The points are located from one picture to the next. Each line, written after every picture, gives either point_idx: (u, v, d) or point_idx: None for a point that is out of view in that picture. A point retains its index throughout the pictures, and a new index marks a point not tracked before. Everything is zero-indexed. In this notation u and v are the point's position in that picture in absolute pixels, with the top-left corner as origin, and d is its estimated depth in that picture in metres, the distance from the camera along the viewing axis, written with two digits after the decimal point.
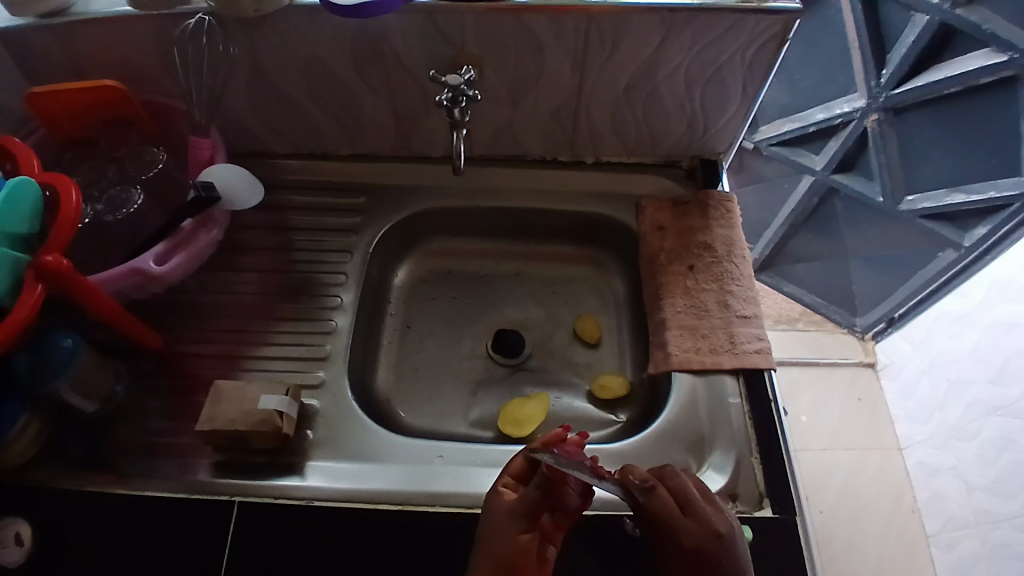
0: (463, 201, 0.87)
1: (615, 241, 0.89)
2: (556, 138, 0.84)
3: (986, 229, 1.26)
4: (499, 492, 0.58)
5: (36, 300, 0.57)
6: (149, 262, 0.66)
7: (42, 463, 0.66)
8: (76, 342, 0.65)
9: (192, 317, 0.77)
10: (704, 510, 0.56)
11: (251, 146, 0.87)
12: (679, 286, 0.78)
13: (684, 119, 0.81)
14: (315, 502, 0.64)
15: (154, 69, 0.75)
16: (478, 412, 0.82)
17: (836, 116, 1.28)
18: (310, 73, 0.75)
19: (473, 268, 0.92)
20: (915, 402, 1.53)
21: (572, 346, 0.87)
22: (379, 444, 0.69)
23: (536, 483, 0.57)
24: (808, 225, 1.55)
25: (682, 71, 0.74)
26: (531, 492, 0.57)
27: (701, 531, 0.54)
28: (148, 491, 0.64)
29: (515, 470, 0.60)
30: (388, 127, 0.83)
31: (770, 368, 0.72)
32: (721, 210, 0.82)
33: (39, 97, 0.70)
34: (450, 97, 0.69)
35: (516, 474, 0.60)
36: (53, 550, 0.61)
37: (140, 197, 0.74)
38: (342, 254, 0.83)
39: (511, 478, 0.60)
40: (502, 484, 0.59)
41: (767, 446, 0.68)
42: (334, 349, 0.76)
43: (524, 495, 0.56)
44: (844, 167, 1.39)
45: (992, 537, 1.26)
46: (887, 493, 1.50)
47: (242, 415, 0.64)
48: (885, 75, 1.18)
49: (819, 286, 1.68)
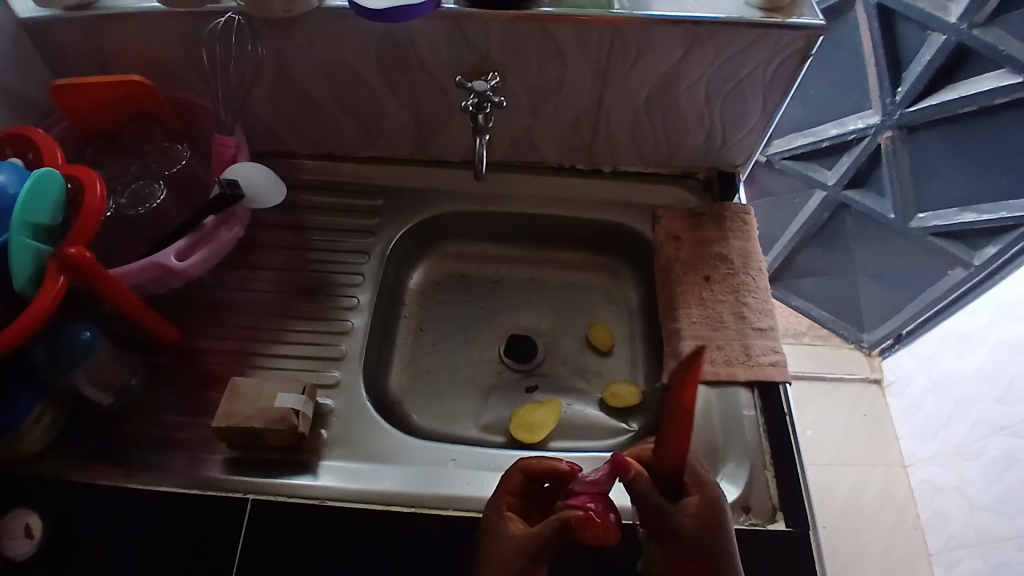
0: (480, 206, 0.87)
1: (630, 249, 0.89)
2: (575, 146, 0.85)
3: (996, 249, 1.26)
4: (506, 522, 0.54)
5: (58, 291, 0.57)
6: (170, 258, 0.67)
7: (55, 453, 0.66)
8: (94, 334, 0.65)
9: (208, 313, 0.78)
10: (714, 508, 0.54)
11: (272, 145, 0.88)
12: (695, 295, 0.78)
13: (703, 132, 0.81)
14: (328, 501, 0.64)
15: (179, 67, 0.76)
16: (489, 416, 0.82)
17: (850, 132, 1.29)
18: (335, 76, 0.76)
19: (487, 273, 0.92)
20: (921, 419, 1.52)
21: (584, 353, 0.87)
22: (392, 446, 0.69)
23: (553, 524, 0.51)
24: (817, 239, 1.55)
25: (703, 83, 0.74)
26: (549, 531, 0.51)
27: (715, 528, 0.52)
28: (160, 486, 0.64)
29: (513, 489, 0.57)
30: (409, 131, 0.84)
31: (785, 381, 0.72)
32: (738, 222, 0.83)
33: (64, 90, 0.70)
34: (476, 103, 0.70)
35: (515, 489, 0.57)
36: (64, 541, 0.61)
37: (163, 193, 0.75)
38: (359, 255, 0.83)
39: (512, 499, 0.57)
40: (506, 507, 0.57)
41: (780, 459, 0.68)
42: (350, 349, 0.76)
43: (535, 532, 0.52)
44: (855, 183, 1.39)
45: (992, 557, 1.25)
46: (889, 509, 1.50)
47: (259, 412, 0.64)
48: (900, 93, 1.19)
49: (827, 300, 1.68)
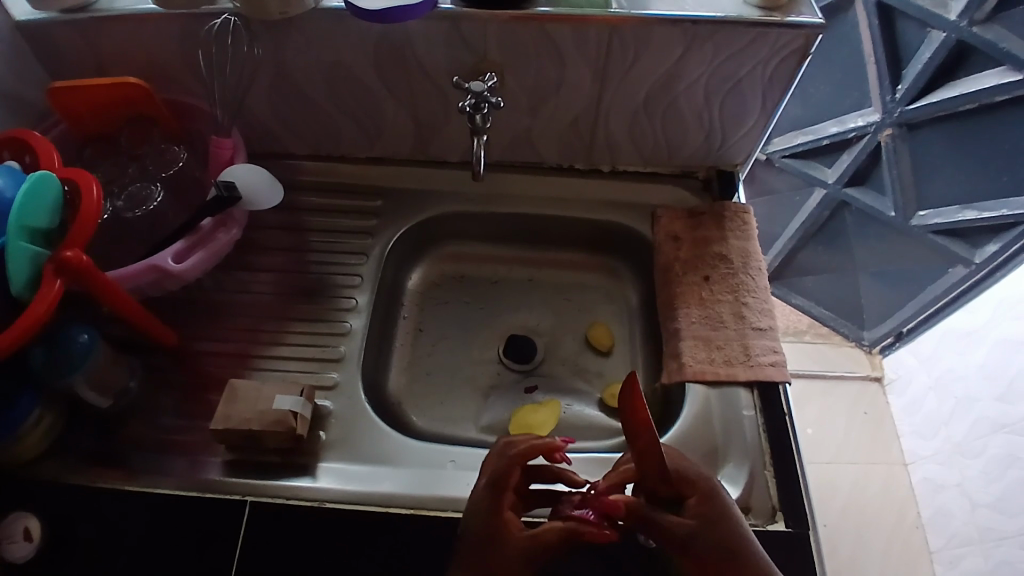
0: (479, 206, 0.87)
1: (629, 249, 0.89)
2: (573, 146, 0.84)
3: (996, 247, 1.26)
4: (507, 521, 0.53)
5: (55, 295, 0.57)
6: (167, 260, 0.67)
7: (54, 456, 0.66)
8: (92, 338, 0.65)
9: (207, 315, 0.78)
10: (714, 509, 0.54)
11: (270, 146, 0.87)
12: (695, 295, 0.78)
13: (702, 132, 0.81)
14: (327, 503, 0.64)
15: (176, 68, 0.76)
16: (488, 417, 0.82)
17: (850, 130, 1.29)
18: (332, 77, 0.76)
19: (487, 273, 0.92)
20: (922, 417, 1.52)
21: (584, 353, 0.87)
22: (391, 448, 0.69)
23: (560, 532, 0.52)
24: (817, 237, 1.55)
25: (702, 83, 0.74)
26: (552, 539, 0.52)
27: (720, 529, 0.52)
28: (159, 488, 0.64)
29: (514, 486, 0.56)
30: (407, 131, 0.84)
31: (785, 381, 0.72)
32: (738, 222, 0.83)
33: (60, 92, 0.70)
34: (473, 103, 0.70)
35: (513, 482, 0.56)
36: (64, 544, 0.61)
37: (160, 194, 0.75)
38: (357, 256, 0.83)
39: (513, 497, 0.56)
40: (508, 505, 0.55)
41: (781, 460, 0.67)
42: (348, 351, 0.76)
43: (538, 537, 0.52)
44: (855, 181, 1.39)
45: (994, 556, 1.25)
46: (891, 508, 1.50)
47: (257, 414, 0.64)
48: (900, 91, 1.18)
49: (828, 299, 1.67)
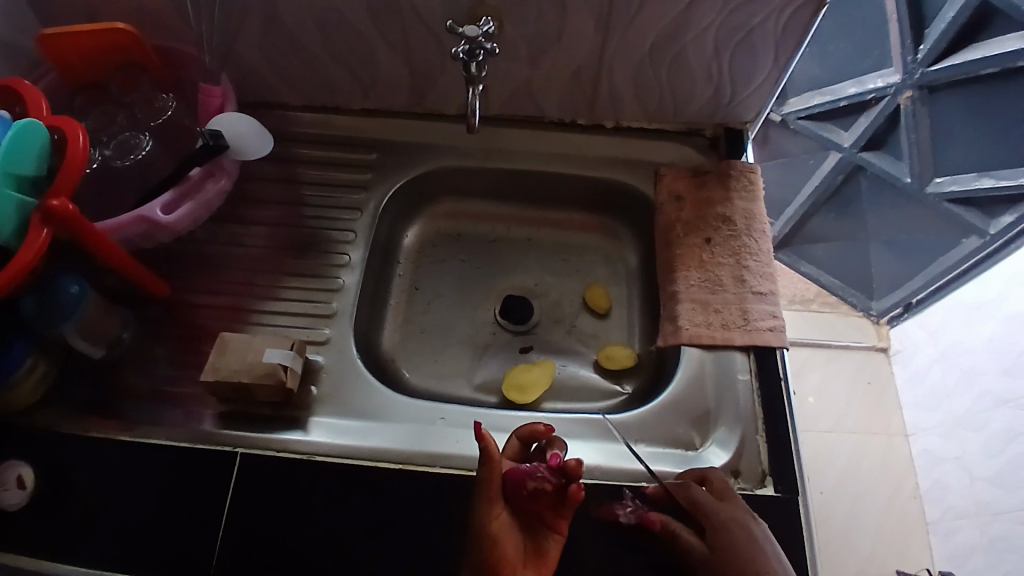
0: (477, 161, 0.85)
1: (630, 209, 0.86)
2: (576, 100, 0.81)
3: (1013, 217, 1.23)
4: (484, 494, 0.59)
5: (42, 243, 0.56)
6: (155, 211, 0.66)
7: (48, 404, 0.67)
8: (83, 288, 0.64)
9: (200, 268, 0.77)
10: (732, 500, 0.59)
11: (263, 96, 0.85)
12: (695, 258, 0.76)
13: (710, 86, 0.77)
14: (317, 456, 0.64)
15: (163, 12, 0.73)
16: (482, 375, 0.82)
17: (869, 91, 1.22)
18: (323, 23, 0.73)
19: (484, 231, 0.90)
20: (925, 389, 1.50)
21: (581, 314, 0.86)
22: (381, 404, 0.69)
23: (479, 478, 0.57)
24: (830, 203, 1.50)
25: (710, 34, 0.70)
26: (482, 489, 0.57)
27: (730, 517, 0.58)
28: (153, 439, 0.65)
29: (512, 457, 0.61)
30: (403, 83, 0.81)
31: (782, 346, 0.71)
32: (743, 181, 0.80)
33: (49, 39, 0.68)
34: (467, 50, 0.67)
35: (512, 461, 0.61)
36: (60, 490, 0.62)
37: (149, 142, 0.73)
38: (351, 211, 0.81)
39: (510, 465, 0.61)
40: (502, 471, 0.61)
41: (774, 424, 0.67)
42: (341, 306, 0.75)
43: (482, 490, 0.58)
44: (872, 145, 1.33)
45: (990, 530, 1.26)
46: (888, 478, 1.50)
47: (247, 367, 0.64)
48: (921, 51, 1.11)
49: (836, 267, 1.64)
